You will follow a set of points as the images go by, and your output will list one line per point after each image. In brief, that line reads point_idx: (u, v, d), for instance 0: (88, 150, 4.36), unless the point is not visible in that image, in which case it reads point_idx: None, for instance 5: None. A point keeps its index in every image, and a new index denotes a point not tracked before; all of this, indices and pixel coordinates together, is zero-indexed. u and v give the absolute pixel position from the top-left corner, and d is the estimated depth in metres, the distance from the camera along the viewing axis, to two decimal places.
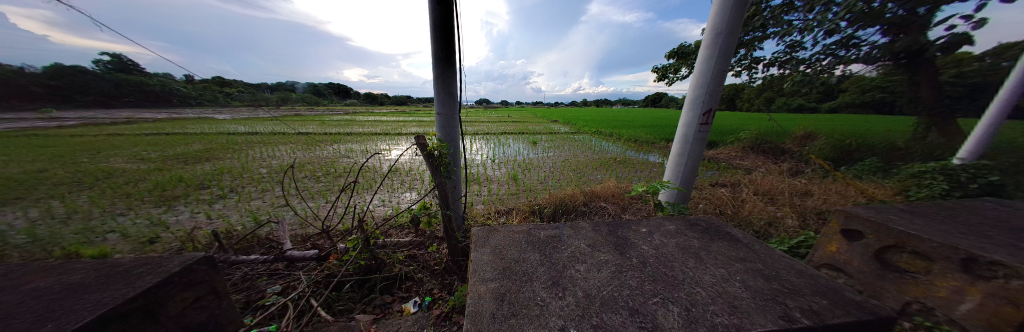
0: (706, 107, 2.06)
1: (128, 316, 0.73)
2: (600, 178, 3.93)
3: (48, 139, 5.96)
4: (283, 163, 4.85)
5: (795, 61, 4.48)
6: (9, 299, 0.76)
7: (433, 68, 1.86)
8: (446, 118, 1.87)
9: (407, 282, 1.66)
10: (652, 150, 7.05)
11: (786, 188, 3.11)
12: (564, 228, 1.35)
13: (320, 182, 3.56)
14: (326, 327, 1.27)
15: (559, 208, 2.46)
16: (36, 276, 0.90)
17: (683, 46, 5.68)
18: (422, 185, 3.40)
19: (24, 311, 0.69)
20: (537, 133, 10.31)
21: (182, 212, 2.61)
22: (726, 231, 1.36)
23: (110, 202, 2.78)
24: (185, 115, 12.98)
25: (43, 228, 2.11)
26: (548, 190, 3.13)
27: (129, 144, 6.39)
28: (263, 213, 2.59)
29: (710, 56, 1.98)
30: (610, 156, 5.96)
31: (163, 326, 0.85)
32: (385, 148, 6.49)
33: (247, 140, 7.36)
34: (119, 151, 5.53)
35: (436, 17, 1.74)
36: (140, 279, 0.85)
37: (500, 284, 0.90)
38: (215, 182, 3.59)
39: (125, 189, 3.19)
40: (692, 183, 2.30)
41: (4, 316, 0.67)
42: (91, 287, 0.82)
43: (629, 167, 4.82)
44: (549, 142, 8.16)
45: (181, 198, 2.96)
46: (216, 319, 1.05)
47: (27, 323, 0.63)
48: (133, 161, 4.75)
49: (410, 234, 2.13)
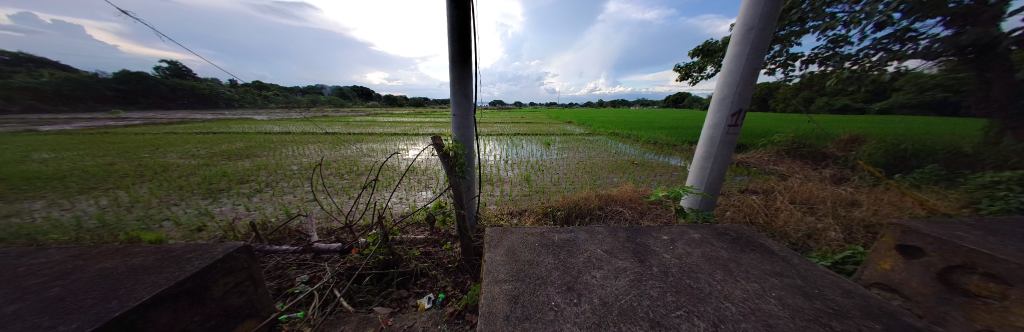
0: (736, 107, 1.92)
1: (178, 296, 0.83)
2: (617, 181, 3.81)
3: (120, 137, 6.87)
4: (311, 161, 5.19)
5: (839, 57, 4.06)
6: (85, 276, 0.88)
7: (450, 70, 1.91)
8: (461, 118, 1.90)
9: (421, 279, 1.71)
10: (673, 153, 6.70)
11: (827, 197, 2.82)
12: (580, 232, 1.32)
13: (344, 179, 3.78)
14: (348, 317, 1.34)
15: (573, 211, 2.40)
16: (100, 258, 1.03)
17: (709, 44, 5.35)
18: (438, 184, 3.48)
19: (97, 288, 0.80)
20: (551, 134, 10.18)
21: (225, 203, 2.89)
22: (759, 242, 1.26)
23: (167, 193, 3.15)
24: (229, 116, 14.37)
25: (113, 215, 2.43)
26: (561, 193, 3.09)
27: (183, 142, 7.16)
28: (293, 207, 2.79)
29: (739, 53, 1.85)
30: (628, 158, 5.75)
31: (207, 308, 0.94)
32: (403, 148, 6.75)
33: (281, 140, 7.97)
34: (174, 148, 6.21)
35: (453, 20, 1.78)
36: (189, 263, 0.96)
37: (514, 286, 0.90)
38: (254, 177, 3.93)
39: (178, 182, 3.58)
40: (718, 188, 2.16)
41: (85, 292, 0.78)
42: (147, 269, 0.93)
43: (648, 170, 4.63)
44: (563, 143, 8.06)
45: (224, 191, 3.27)
46: (252, 303, 1.14)
47: (98, 299, 0.73)
48: (185, 157, 5.31)
49: (425, 231, 2.19)
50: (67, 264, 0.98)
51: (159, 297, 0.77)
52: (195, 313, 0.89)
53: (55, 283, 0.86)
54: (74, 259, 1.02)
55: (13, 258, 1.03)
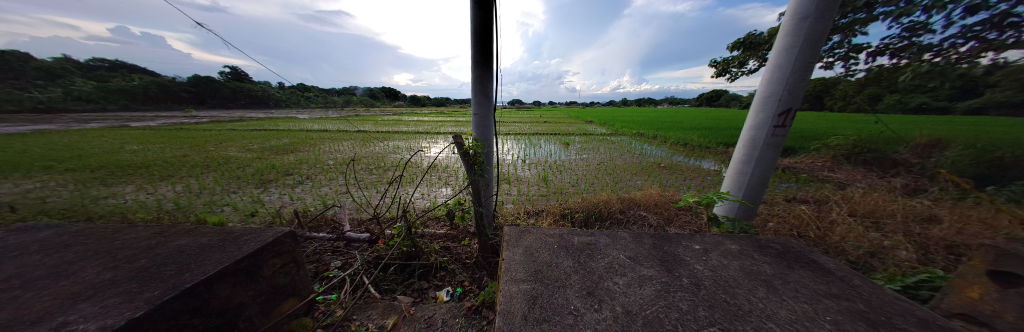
0: (784, 106, 1.70)
1: (236, 273, 0.97)
2: (640, 184, 3.61)
3: (196, 133, 8.12)
4: (345, 156, 5.65)
5: (915, 48, 3.43)
6: (169, 251, 1.06)
7: (471, 70, 1.94)
8: (481, 118, 1.93)
9: (440, 272, 1.77)
10: (705, 155, 6.17)
11: (900, 210, 2.41)
12: (601, 236, 1.28)
13: (372, 174, 4.07)
14: (374, 303, 1.44)
15: (592, 213, 2.33)
16: (176, 236, 1.22)
17: (752, 36, 4.83)
18: (457, 181, 3.59)
19: (176, 263, 0.95)
20: (570, 134, 9.95)
21: (273, 192, 3.27)
22: (811, 258, 1.11)
23: (227, 182, 3.63)
24: (278, 116, 16.17)
25: (187, 199, 2.87)
26: (580, 194, 3.01)
27: (242, 138, 8.23)
28: (329, 198, 3.06)
29: (789, 46, 1.65)
30: (654, 160, 5.42)
31: (260, 284, 1.08)
32: (426, 146, 7.06)
33: (319, 137, 8.80)
34: (234, 143, 7.16)
35: (476, 21, 1.81)
36: (246, 244, 1.10)
37: (532, 287, 0.89)
38: (297, 170, 4.39)
39: (237, 173, 4.12)
40: (759, 196, 1.95)
41: (166, 266, 0.93)
42: (214, 247, 1.09)
43: (676, 173, 4.33)
44: (583, 143, 7.85)
45: (273, 182, 3.70)
46: (295, 283, 1.28)
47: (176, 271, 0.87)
48: (243, 151, 6.09)
49: (445, 226, 2.26)
50: (154, 240, 1.18)
51: (221, 273, 0.90)
52: (249, 288, 1.02)
53: (146, 255, 1.03)
54: (159, 236, 1.22)
55: (116, 232, 1.26)
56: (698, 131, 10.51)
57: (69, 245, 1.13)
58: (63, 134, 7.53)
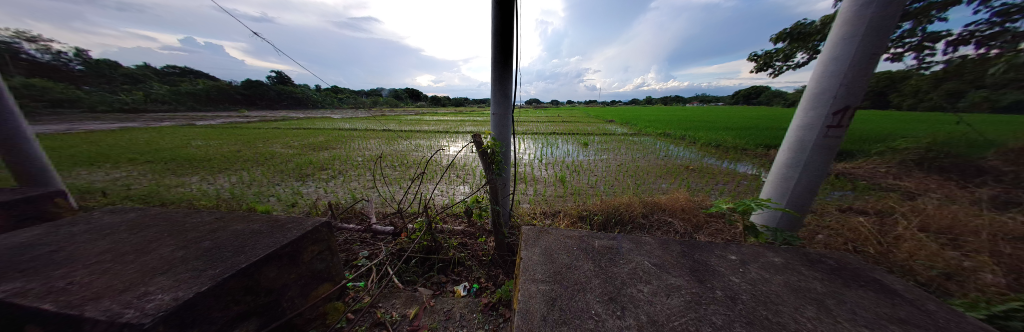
0: (841, 103, 1.50)
1: (281, 257, 1.08)
2: (665, 187, 3.42)
3: (247, 131, 9.17)
4: (372, 153, 6.03)
5: (1012, 35, 2.86)
6: (227, 235, 1.21)
7: (491, 70, 1.97)
8: (500, 117, 1.95)
9: (458, 267, 1.82)
10: (740, 158, 5.66)
11: (992, 226, 2.01)
12: (624, 241, 1.22)
13: (396, 171, 4.29)
14: (397, 293, 1.52)
15: (611, 216, 2.25)
16: (233, 221, 1.39)
17: (800, 25, 4.32)
18: (475, 179, 3.66)
19: (234, 246, 1.09)
20: (589, 134, 9.70)
21: (310, 186, 3.59)
22: (874, 277, 0.97)
23: (272, 175, 4.06)
24: (313, 116, 17.65)
25: (240, 190, 3.26)
26: (599, 196, 2.92)
27: (284, 135, 9.14)
28: (358, 192, 3.29)
29: (848, 36, 1.44)
30: (681, 163, 5.08)
31: (300, 269, 1.19)
32: (445, 144, 7.30)
33: (350, 135, 9.47)
34: (278, 140, 7.97)
35: (496, 21, 1.82)
36: (289, 231, 1.22)
37: (550, 288, 0.88)
38: (330, 165, 4.78)
39: (280, 167, 4.58)
40: (805, 204, 1.74)
41: (227, 248, 1.07)
42: (264, 233, 1.22)
43: (706, 177, 4.02)
44: (602, 143, 7.60)
45: (310, 176, 4.07)
46: (329, 269, 1.39)
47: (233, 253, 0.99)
48: (285, 147, 6.76)
49: (462, 223, 2.32)
50: (215, 224, 1.35)
51: (268, 256, 1.01)
52: (291, 271, 1.13)
53: (209, 237, 1.19)
54: (219, 221, 1.40)
55: (185, 217, 1.47)
56: (732, 131, 9.64)
57: (152, 226, 1.34)
58: (148, 131, 8.94)
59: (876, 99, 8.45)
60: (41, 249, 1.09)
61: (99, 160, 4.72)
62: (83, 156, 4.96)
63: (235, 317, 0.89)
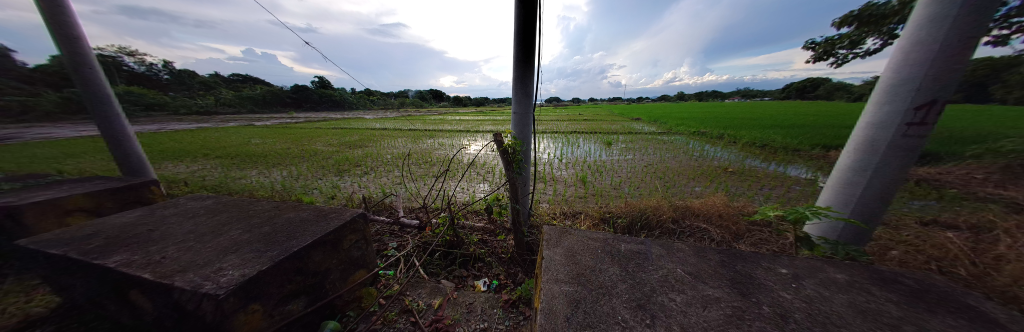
0: (927, 96, 1.24)
1: (324, 244, 1.20)
2: (698, 191, 3.16)
3: (294, 131, 10.31)
4: (399, 151, 6.42)
5: None
6: (282, 222, 1.37)
7: (513, 70, 1.97)
8: (521, 116, 1.95)
9: (478, 263, 1.88)
10: (790, 160, 5.00)
11: None
12: (654, 246, 1.16)
13: (421, 168, 4.53)
14: (423, 283, 1.61)
15: (637, 219, 2.15)
16: (287, 210, 1.58)
17: (872, 6, 3.68)
18: (495, 178, 3.71)
19: (287, 232, 1.23)
20: (612, 133, 9.30)
21: (346, 180, 3.94)
22: (977, 306, 0.79)
23: (314, 170, 4.53)
24: (347, 116, 19.19)
25: (289, 183, 3.69)
26: (623, 198, 2.80)
27: (324, 134, 10.10)
28: (388, 187, 3.53)
29: (940, 14, 1.18)
30: (717, 164, 4.65)
31: (340, 255, 1.31)
32: (466, 143, 7.51)
33: (380, 134, 10.17)
34: (319, 138, 8.83)
35: (519, 19, 1.82)
36: (331, 221, 1.35)
37: (574, 290, 0.87)
38: (363, 162, 5.18)
39: (321, 162, 5.09)
40: (876, 214, 1.49)
41: (283, 234, 1.21)
42: (311, 221, 1.36)
43: (747, 180, 3.64)
44: (626, 143, 7.25)
45: (346, 171, 4.47)
46: (365, 257, 1.51)
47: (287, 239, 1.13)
48: (324, 145, 7.47)
49: (483, 220, 2.38)
50: (272, 212, 1.54)
51: (314, 242, 1.13)
52: (333, 257, 1.25)
53: (269, 223, 1.36)
54: (276, 209, 1.60)
55: (249, 204, 1.70)
56: (781, 130, 8.54)
57: (225, 211, 1.57)
58: (219, 130, 10.49)
59: (978, 90, 6.91)
60: (145, 227, 1.35)
61: (183, 155, 5.65)
62: (172, 151, 5.98)
63: (285, 294, 1.01)
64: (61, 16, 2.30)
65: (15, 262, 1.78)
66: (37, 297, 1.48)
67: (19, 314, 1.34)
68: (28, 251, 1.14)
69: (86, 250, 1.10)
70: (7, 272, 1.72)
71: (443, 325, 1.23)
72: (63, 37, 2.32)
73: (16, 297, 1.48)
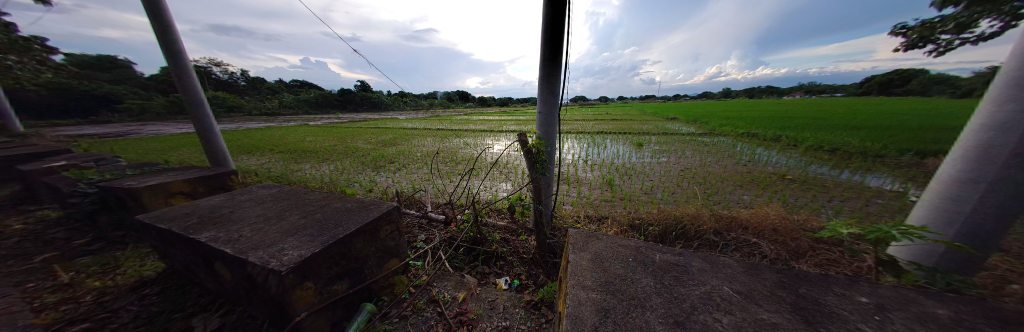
0: None
1: (363, 233, 1.31)
2: (745, 199, 2.81)
3: (340, 130, 11.56)
4: (428, 150, 6.81)
5: None
6: (330, 211, 1.54)
7: (539, 69, 1.95)
8: (546, 116, 1.93)
9: (500, 261, 1.91)
10: (870, 168, 4.15)
11: None
12: (694, 258, 1.06)
13: (448, 166, 4.75)
14: (448, 276, 1.68)
15: (670, 227, 1.99)
16: (334, 200, 1.78)
17: None
18: (517, 178, 3.73)
19: (334, 221, 1.37)
20: (642, 134, 8.70)
21: (381, 175, 4.30)
22: None
23: (355, 165, 5.02)
24: (382, 117, 20.86)
25: (335, 176, 4.15)
26: (654, 204, 2.60)
27: (363, 133, 11.14)
28: (418, 183, 3.77)
29: None
30: (770, 171, 4.06)
31: (377, 245, 1.43)
32: (490, 143, 7.66)
33: (411, 133, 10.88)
34: (359, 136, 9.76)
35: (547, 17, 1.79)
36: (370, 212, 1.48)
37: (603, 297, 0.83)
38: (396, 159, 5.60)
39: (361, 158, 5.62)
40: None
41: (331, 222, 1.36)
42: (353, 211, 1.51)
43: (809, 190, 3.13)
44: (658, 144, 6.74)
45: (382, 167, 4.87)
46: (398, 247, 1.63)
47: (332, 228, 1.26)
48: (363, 143, 8.23)
49: (505, 219, 2.40)
50: (323, 202, 1.75)
51: (356, 231, 1.25)
52: (370, 246, 1.37)
53: (320, 211, 1.55)
54: (325, 199, 1.80)
55: (304, 194, 1.95)
56: (861, 131, 7.12)
57: (286, 199, 1.82)
58: (281, 129, 12.18)
59: None
60: (227, 209, 1.63)
61: (254, 150, 6.71)
62: (247, 147, 7.14)
63: (332, 276, 1.15)
64: (169, 33, 2.87)
65: (136, 233, 2.27)
66: (149, 263, 1.87)
67: (138, 275, 1.71)
68: (147, 224, 1.45)
69: (185, 226, 1.36)
70: (130, 240, 2.20)
71: (467, 318, 1.27)
72: (170, 50, 2.90)
73: (135, 261, 1.89)
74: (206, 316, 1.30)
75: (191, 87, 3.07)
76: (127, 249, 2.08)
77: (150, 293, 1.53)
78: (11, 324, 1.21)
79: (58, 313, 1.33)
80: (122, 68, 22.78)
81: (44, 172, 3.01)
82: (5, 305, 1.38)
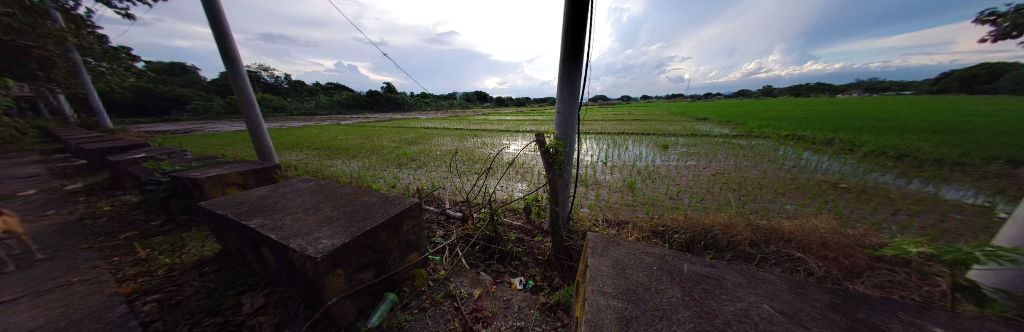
0: None
1: (388, 226, 1.39)
2: (788, 209, 2.53)
3: (367, 129, 12.36)
4: (447, 149, 7.03)
5: None
6: (358, 204, 1.66)
7: (559, 68, 1.92)
8: (565, 116, 1.89)
9: (515, 261, 1.92)
10: (951, 178, 3.51)
11: None
12: (729, 271, 0.98)
13: (466, 165, 4.86)
14: (464, 272, 1.72)
15: (697, 235, 1.87)
16: (362, 194, 1.90)
17: None
18: (534, 178, 3.71)
19: (362, 214, 1.47)
20: (668, 135, 8.21)
21: (404, 172, 4.52)
22: None
23: (381, 162, 5.34)
24: (405, 117, 21.91)
25: (362, 172, 4.44)
26: (679, 210, 2.45)
27: (387, 132, 11.80)
28: (437, 181, 3.90)
29: None
30: (819, 178, 3.61)
31: (399, 238, 1.50)
32: (507, 143, 7.71)
33: (431, 132, 11.31)
34: (384, 135, 10.36)
35: (568, 15, 1.75)
36: (394, 207, 1.56)
37: (625, 306, 0.80)
38: (418, 157, 5.85)
39: (385, 156, 5.95)
40: None
41: (359, 214, 1.46)
42: (379, 206, 1.61)
43: (868, 201, 2.73)
44: (685, 147, 6.31)
45: (404, 165, 5.12)
46: (418, 242, 1.70)
47: (361, 221, 1.36)
48: (388, 141, 8.73)
49: (521, 219, 2.40)
50: (352, 196, 1.88)
51: (381, 225, 1.33)
52: (393, 239, 1.45)
53: (350, 204, 1.66)
54: (354, 193, 1.94)
55: (336, 188, 2.11)
56: (941, 135, 6.04)
57: (321, 192, 1.99)
58: (317, 128, 13.33)
59: None
60: (272, 199, 1.82)
61: (294, 146, 7.42)
62: (288, 144, 7.92)
63: (359, 265, 1.23)
64: (226, 42, 3.27)
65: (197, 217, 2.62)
66: (207, 244, 2.15)
67: (199, 254, 1.97)
68: (208, 210, 1.67)
69: (238, 213, 1.54)
70: (193, 224, 2.55)
71: (482, 315, 1.30)
72: (227, 57, 3.29)
73: (197, 243, 2.17)
74: (253, 294, 1.46)
75: (243, 90, 3.47)
76: (191, 231, 2.41)
77: (208, 270, 1.75)
78: (104, 291, 1.52)
79: (136, 283, 1.61)
80: (191, 74, 26.40)
81: (131, 163, 3.60)
82: (99, 275, 1.71)
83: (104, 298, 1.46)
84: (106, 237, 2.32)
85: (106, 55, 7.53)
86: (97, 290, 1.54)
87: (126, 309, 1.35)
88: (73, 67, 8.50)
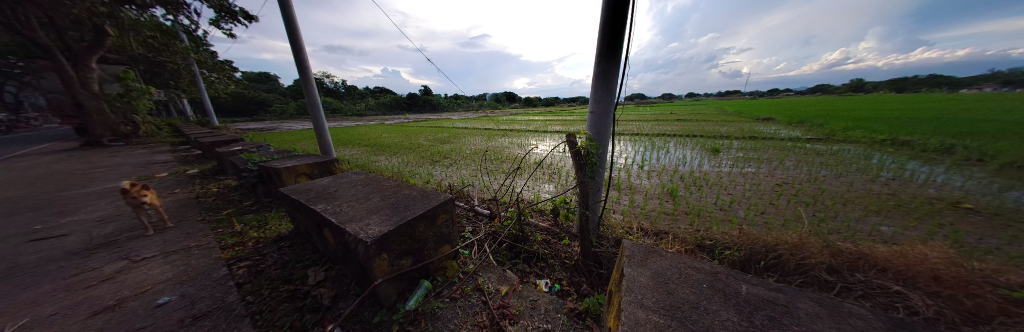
0: None
1: (425, 218, 1.50)
2: (883, 232, 2.03)
3: (406, 128, 13.49)
4: (476, 148, 7.29)
5: None
6: (400, 197, 1.83)
7: (594, 66, 1.84)
8: (599, 116, 1.80)
9: (541, 262, 1.91)
10: None
11: None
12: (802, 299, 0.83)
13: (494, 164, 4.98)
14: (491, 268, 1.78)
15: (755, 254, 1.64)
16: (404, 187, 2.10)
17: None
18: (562, 180, 3.64)
19: (404, 205, 1.62)
20: (718, 137, 7.27)
21: (437, 169, 4.83)
22: None
23: (417, 159, 5.78)
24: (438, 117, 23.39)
25: (401, 168, 4.87)
26: (730, 223, 2.17)
27: (423, 131, 12.69)
28: (467, 179, 4.08)
29: None
30: (931, 195, 2.83)
31: (433, 230, 1.61)
32: (535, 143, 7.67)
33: (462, 132, 11.85)
34: (420, 134, 11.18)
35: (606, 10, 1.67)
36: (431, 201, 1.69)
37: (668, 322, 0.74)
38: (450, 155, 6.18)
39: (421, 154, 6.42)
40: None
41: (402, 206, 1.61)
42: (418, 198, 1.75)
43: (1007, 228, 2.06)
44: (738, 151, 5.53)
45: (437, 162, 5.46)
46: (451, 235, 1.80)
47: (402, 212, 1.49)
48: (423, 140, 9.42)
49: (548, 220, 2.39)
50: (394, 188, 2.07)
51: (419, 216, 1.44)
52: (429, 231, 1.56)
53: (394, 196, 1.85)
54: (396, 186, 2.14)
55: (382, 180, 2.36)
56: None
57: (370, 183, 2.25)
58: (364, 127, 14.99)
59: None
60: (332, 188, 2.12)
61: (347, 143, 8.49)
62: (342, 141, 9.09)
63: (400, 252, 1.36)
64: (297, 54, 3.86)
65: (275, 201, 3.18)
66: (282, 223, 2.60)
67: (277, 231, 2.39)
68: (285, 194, 2.01)
69: (307, 198, 1.83)
70: (271, 206, 3.10)
71: (509, 312, 1.32)
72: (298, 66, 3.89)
73: (276, 221, 2.63)
74: (316, 268, 1.72)
75: (308, 94, 4.06)
76: (270, 212, 2.93)
77: (284, 244, 2.12)
78: (211, 255, 1.95)
79: (233, 251, 2.02)
80: (272, 81, 31.96)
81: (230, 154, 4.51)
82: (208, 242, 2.19)
83: (212, 260, 1.87)
84: (213, 212, 2.96)
85: (215, 67, 9.41)
86: (207, 254, 1.97)
87: (226, 271, 1.71)
88: (195, 78, 10.91)
